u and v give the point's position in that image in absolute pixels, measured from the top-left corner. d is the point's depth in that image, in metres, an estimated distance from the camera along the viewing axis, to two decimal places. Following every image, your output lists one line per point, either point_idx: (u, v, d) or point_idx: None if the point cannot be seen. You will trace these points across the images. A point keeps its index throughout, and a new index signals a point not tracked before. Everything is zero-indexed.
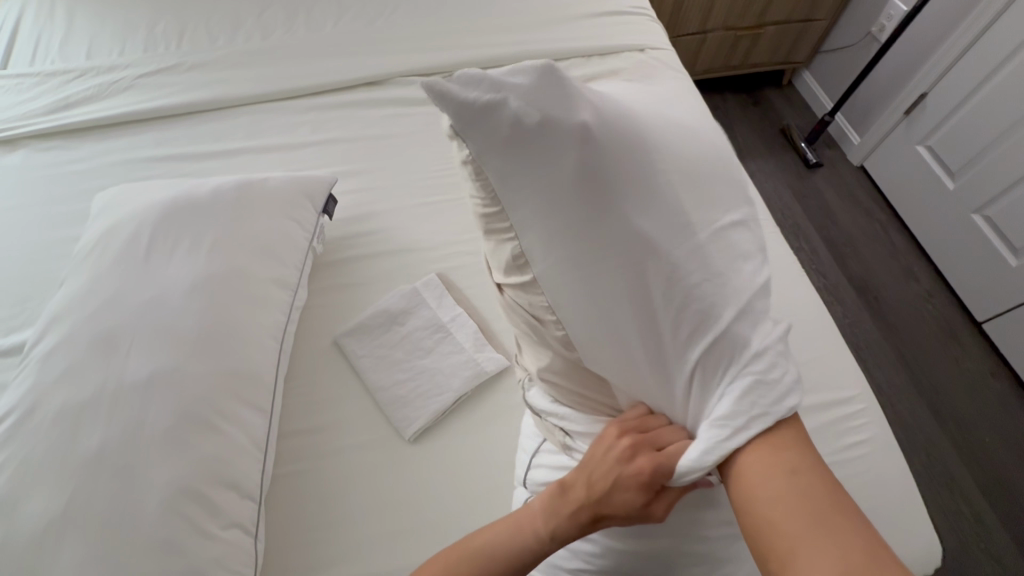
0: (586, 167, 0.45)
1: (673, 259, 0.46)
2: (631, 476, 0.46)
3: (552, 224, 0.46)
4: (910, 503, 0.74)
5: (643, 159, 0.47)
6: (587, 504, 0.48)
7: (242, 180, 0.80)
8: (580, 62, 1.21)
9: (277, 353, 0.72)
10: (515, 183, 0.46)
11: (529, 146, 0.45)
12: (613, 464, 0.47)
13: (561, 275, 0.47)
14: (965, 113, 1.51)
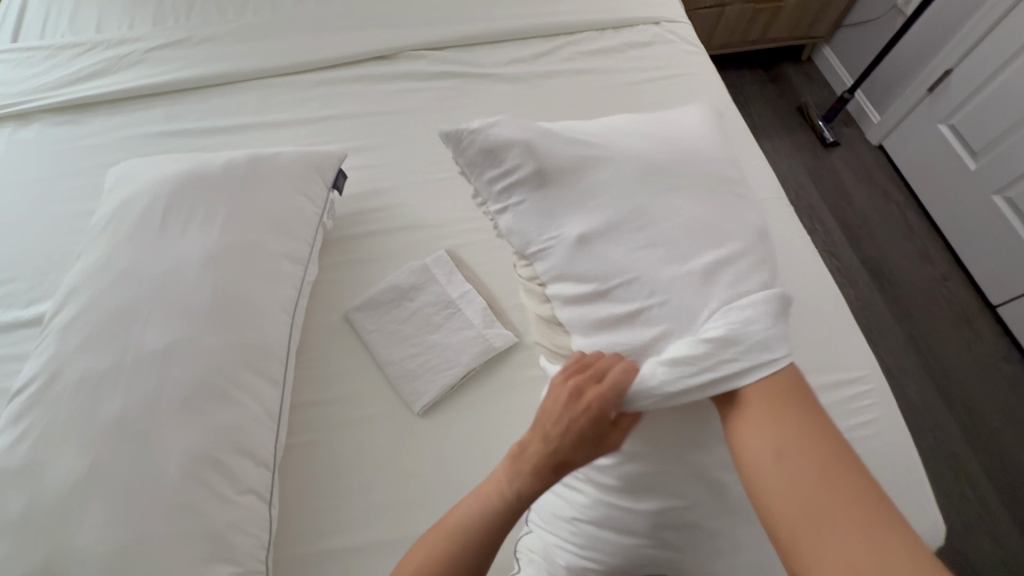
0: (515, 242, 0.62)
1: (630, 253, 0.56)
2: (579, 413, 0.49)
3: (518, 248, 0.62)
4: (915, 484, 0.75)
5: (606, 197, 0.59)
6: (547, 455, 0.49)
7: (253, 154, 0.80)
8: (593, 36, 1.18)
9: (289, 326, 0.73)
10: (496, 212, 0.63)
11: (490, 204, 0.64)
12: (563, 409, 0.49)
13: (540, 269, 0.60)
14: (992, 91, 1.46)
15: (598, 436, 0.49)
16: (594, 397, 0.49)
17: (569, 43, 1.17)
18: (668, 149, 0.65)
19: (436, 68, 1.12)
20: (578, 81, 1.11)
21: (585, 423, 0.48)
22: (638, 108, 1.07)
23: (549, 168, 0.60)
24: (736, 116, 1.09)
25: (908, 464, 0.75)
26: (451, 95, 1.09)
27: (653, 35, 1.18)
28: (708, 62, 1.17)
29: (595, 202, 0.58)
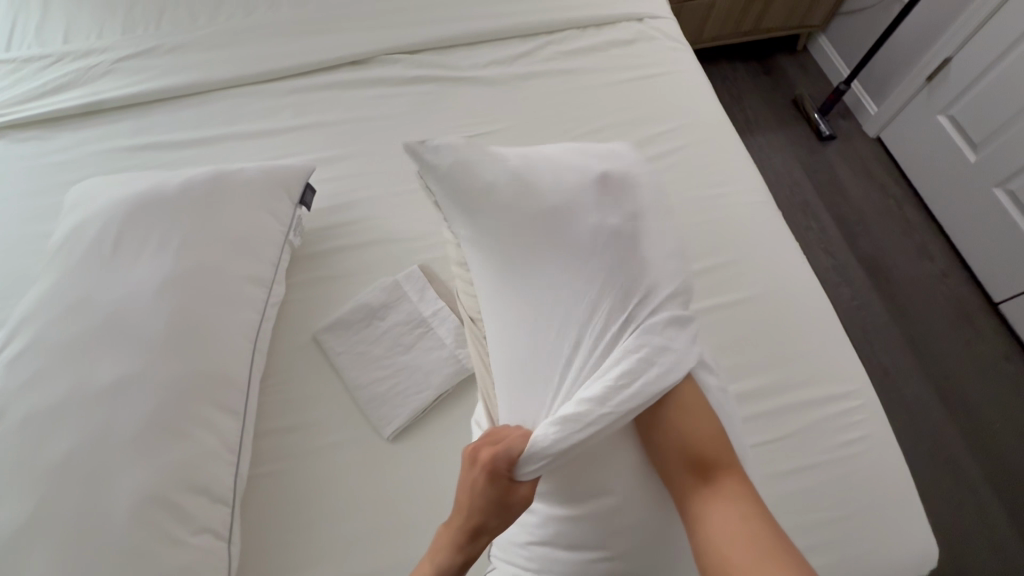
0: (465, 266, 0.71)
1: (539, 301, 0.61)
2: (478, 477, 0.53)
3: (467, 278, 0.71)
4: (906, 504, 0.72)
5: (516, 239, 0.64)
6: (464, 521, 0.54)
7: (213, 171, 0.77)
8: (575, 34, 1.14)
9: (251, 353, 0.70)
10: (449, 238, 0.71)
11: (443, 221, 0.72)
12: (468, 476, 0.54)
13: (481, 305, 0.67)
14: (992, 80, 1.41)
15: (499, 500, 0.52)
16: (488, 461, 0.52)
17: (549, 42, 1.13)
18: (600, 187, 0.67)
19: (413, 72, 1.08)
20: (559, 82, 1.07)
21: (485, 486, 0.52)
22: (621, 109, 1.03)
23: (482, 220, 0.66)
24: (723, 116, 1.05)
25: (899, 482, 0.73)
26: (427, 100, 1.05)
27: (637, 32, 1.14)
28: (694, 60, 1.13)
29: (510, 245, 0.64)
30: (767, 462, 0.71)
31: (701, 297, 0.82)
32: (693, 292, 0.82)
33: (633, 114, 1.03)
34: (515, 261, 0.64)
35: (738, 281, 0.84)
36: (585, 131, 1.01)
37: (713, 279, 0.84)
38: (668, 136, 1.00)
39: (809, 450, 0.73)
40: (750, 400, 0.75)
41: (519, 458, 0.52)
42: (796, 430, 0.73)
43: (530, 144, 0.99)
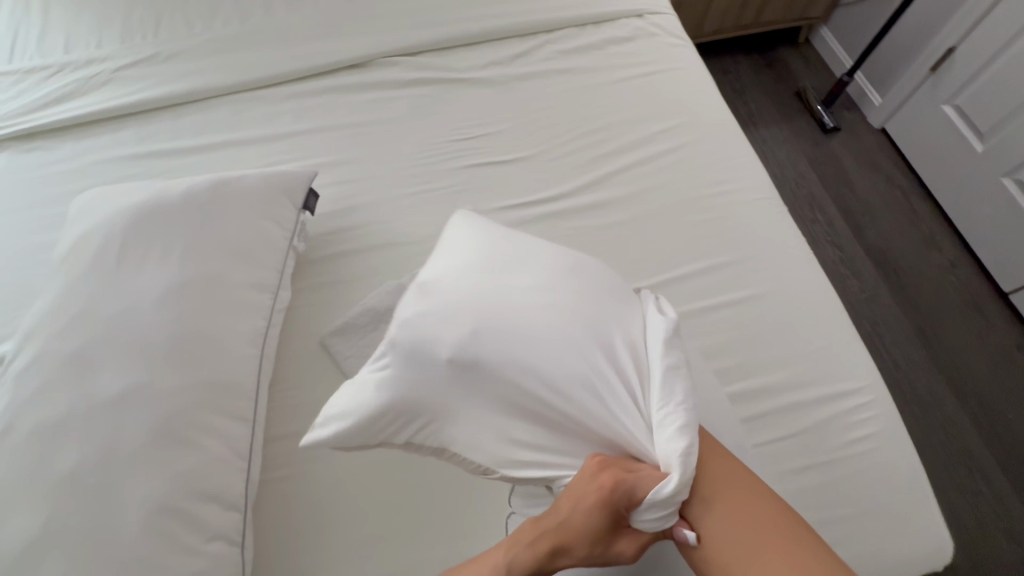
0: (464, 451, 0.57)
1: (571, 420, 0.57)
2: (595, 494, 0.51)
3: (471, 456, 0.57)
4: (920, 500, 0.71)
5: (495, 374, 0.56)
6: (554, 533, 0.52)
7: (216, 179, 0.77)
8: (574, 33, 1.13)
9: (258, 359, 0.70)
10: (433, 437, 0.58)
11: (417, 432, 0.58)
12: (583, 494, 0.51)
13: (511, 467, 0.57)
14: (998, 68, 1.40)
15: (608, 531, 0.51)
16: (612, 484, 0.51)
17: (549, 41, 1.12)
18: (500, 266, 0.63)
19: (412, 74, 1.08)
20: (559, 81, 1.07)
21: (602, 513, 0.50)
22: (622, 107, 1.03)
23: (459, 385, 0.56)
24: (724, 111, 1.04)
25: (911, 478, 0.72)
26: (427, 102, 1.05)
27: (636, 29, 1.14)
28: (694, 56, 1.12)
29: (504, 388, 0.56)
30: (776, 460, 0.71)
31: (707, 295, 0.82)
32: (698, 290, 0.82)
33: (635, 111, 1.02)
34: (508, 401, 0.56)
35: (744, 277, 0.83)
36: (587, 129, 1.00)
37: (719, 277, 0.83)
38: (671, 132, 0.99)
39: (819, 447, 0.72)
40: (759, 398, 0.74)
41: (646, 499, 0.50)
42: (805, 427, 0.73)
43: (531, 144, 0.99)
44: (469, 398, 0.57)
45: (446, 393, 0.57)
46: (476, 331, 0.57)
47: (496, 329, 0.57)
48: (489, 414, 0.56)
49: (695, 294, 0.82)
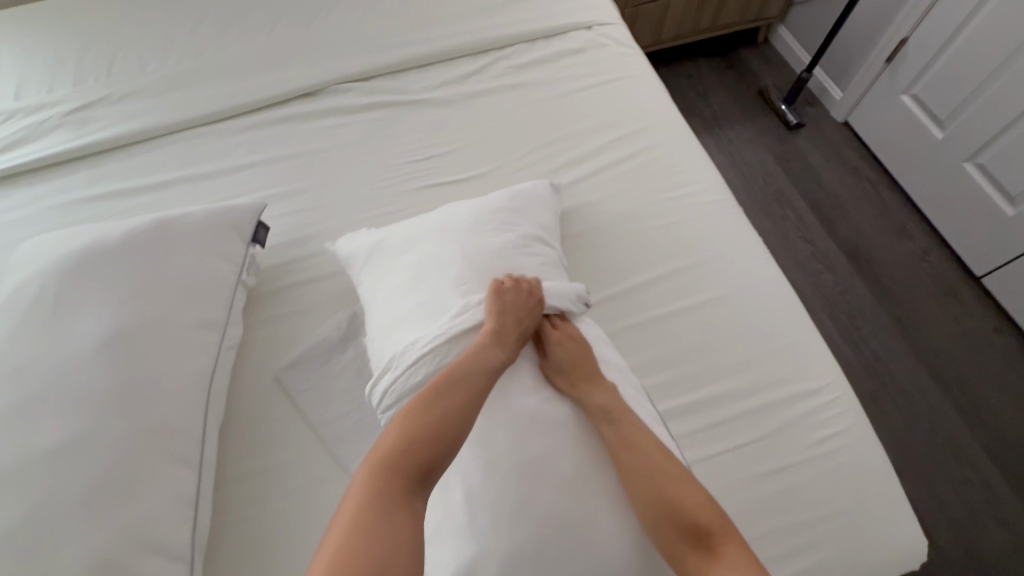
0: (375, 258, 0.78)
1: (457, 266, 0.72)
2: (523, 296, 0.68)
3: (377, 258, 0.78)
4: (893, 498, 0.69)
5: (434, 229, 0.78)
6: (503, 333, 0.64)
7: (158, 219, 0.75)
8: (526, 48, 1.14)
9: (204, 401, 0.68)
10: (364, 249, 0.80)
11: (362, 242, 0.81)
12: (516, 297, 0.67)
13: (393, 275, 0.74)
14: (949, 57, 1.41)
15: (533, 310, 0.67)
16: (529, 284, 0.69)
17: (500, 57, 1.12)
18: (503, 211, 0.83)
19: (365, 99, 1.07)
20: (513, 96, 1.07)
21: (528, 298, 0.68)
22: (576, 118, 1.03)
23: (419, 223, 0.80)
24: (678, 116, 1.04)
25: (883, 476, 0.70)
26: (381, 125, 1.04)
27: (586, 40, 1.14)
28: (645, 63, 1.13)
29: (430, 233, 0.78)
30: (742, 467, 0.69)
31: (667, 302, 0.81)
32: (657, 297, 0.81)
33: (588, 122, 1.02)
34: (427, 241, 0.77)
35: (705, 282, 0.82)
36: (542, 142, 1.00)
37: (678, 282, 0.82)
38: (624, 141, 0.99)
39: (787, 450, 0.70)
40: (724, 403, 0.73)
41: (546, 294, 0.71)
42: (772, 431, 0.71)
43: (486, 161, 0.99)
44: (420, 226, 0.80)
45: (409, 230, 0.79)
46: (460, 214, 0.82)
47: (475, 215, 0.79)
48: (415, 240, 0.77)
49: (655, 301, 0.81)
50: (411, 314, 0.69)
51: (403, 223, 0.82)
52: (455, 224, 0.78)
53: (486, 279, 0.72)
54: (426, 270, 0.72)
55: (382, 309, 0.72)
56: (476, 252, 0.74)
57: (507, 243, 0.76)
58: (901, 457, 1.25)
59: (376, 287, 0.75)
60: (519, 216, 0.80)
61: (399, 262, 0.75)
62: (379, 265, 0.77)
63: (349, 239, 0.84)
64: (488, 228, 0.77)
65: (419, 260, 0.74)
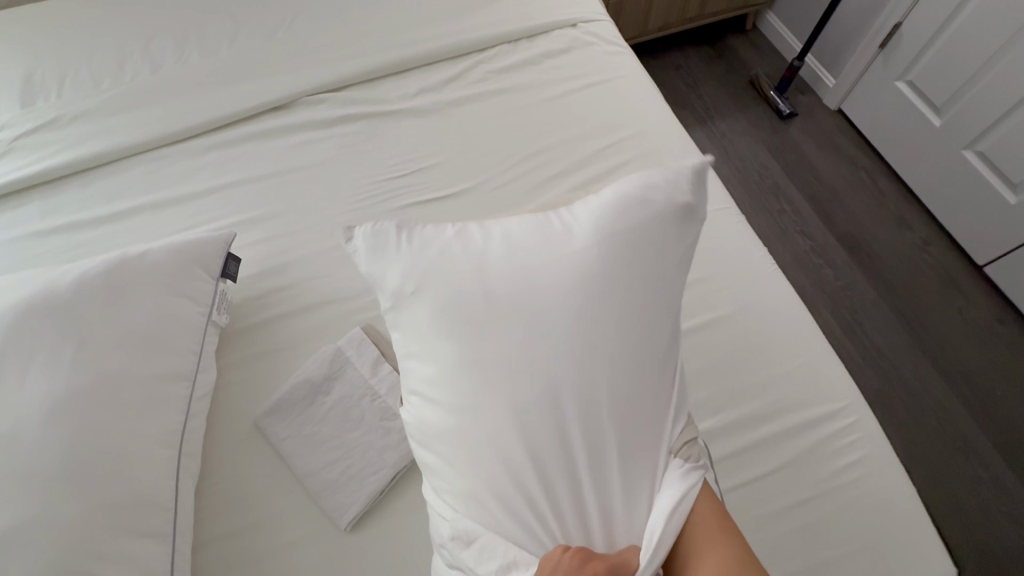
0: (411, 320, 0.56)
1: (516, 401, 0.52)
2: None
3: (414, 326, 0.56)
4: (920, 525, 0.65)
5: (495, 310, 0.53)
6: None
7: (113, 260, 0.68)
8: (507, 50, 1.07)
9: (174, 461, 0.62)
10: (397, 298, 0.56)
11: (390, 284, 0.57)
12: None
13: (435, 367, 0.54)
14: (944, 42, 1.37)
15: None
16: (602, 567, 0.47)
17: (481, 61, 1.06)
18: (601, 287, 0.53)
19: (339, 111, 1.01)
20: (497, 103, 1.01)
21: None
22: (564, 125, 0.97)
23: (476, 286, 0.54)
24: (672, 118, 0.99)
25: (906, 504, 0.66)
26: (357, 140, 0.97)
27: (572, 40, 1.08)
28: (634, 62, 1.07)
29: (486, 316, 0.53)
30: (759, 503, 0.65)
31: None
32: None
33: (577, 129, 0.96)
34: (481, 328, 0.53)
35: (709, 300, 0.77)
36: (529, 153, 0.94)
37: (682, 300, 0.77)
38: (617, 148, 0.94)
39: (806, 481, 0.66)
40: (736, 433, 0.69)
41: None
42: (787, 462, 0.67)
43: (472, 176, 0.93)
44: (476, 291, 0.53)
45: (459, 296, 0.54)
46: (539, 273, 0.54)
47: (561, 301, 0.53)
48: (466, 319, 0.53)
49: None
50: (462, 472, 0.53)
51: (453, 271, 0.55)
52: (528, 327, 0.52)
53: (553, 428, 0.52)
54: (486, 417, 0.52)
55: (426, 428, 0.56)
56: (555, 382, 0.52)
57: (591, 371, 0.52)
58: (913, 458, 1.22)
59: (417, 389, 0.56)
60: (629, 298, 0.53)
61: (447, 368, 0.53)
62: (417, 340, 0.56)
63: (371, 252, 0.58)
64: (576, 331, 0.52)
65: (469, 365, 0.52)
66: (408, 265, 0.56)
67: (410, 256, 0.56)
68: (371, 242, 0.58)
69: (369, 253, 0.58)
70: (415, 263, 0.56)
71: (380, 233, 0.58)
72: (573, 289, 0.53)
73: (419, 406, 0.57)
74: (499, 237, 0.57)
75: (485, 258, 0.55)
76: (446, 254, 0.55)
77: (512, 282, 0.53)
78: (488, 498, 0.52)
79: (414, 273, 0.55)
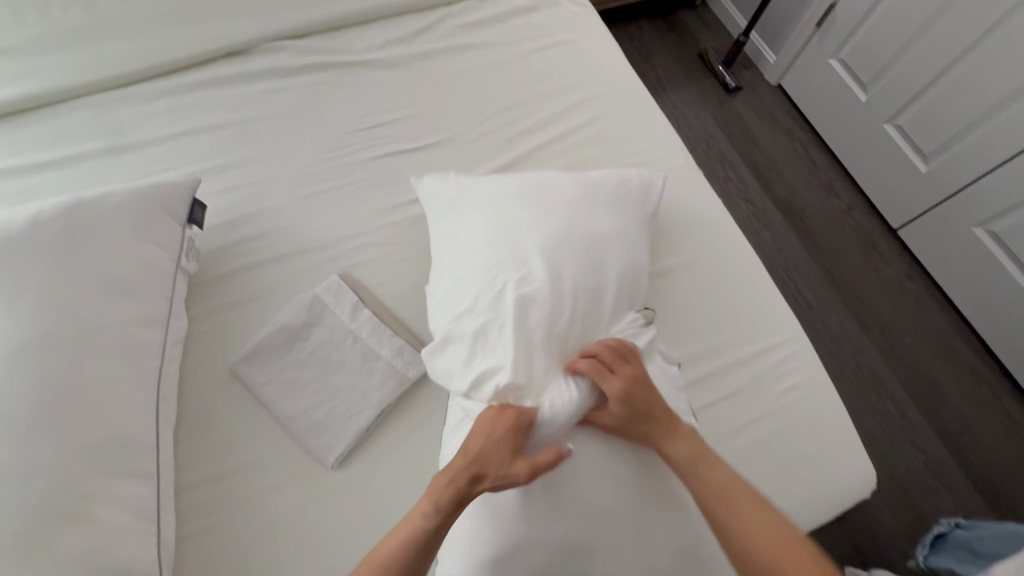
0: (446, 222, 0.76)
1: (523, 253, 0.67)
2: (499, 427, 0.52)
3: (448, 228, 0.75)
4: (848, 439, 0.75)
5: (513, 206, 0.72)
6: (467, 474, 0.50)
7: (70, 201, 0.65)
8: (474, 6, 1.07)
9: (153, 405, 0.62)
10: (440, 212, 0.78)
11: (435, 204, 0.79)
12: (487, 432, 0.52)
13: (461, 245, 0.71)
14: (873, 22, 1.49)
15: (511, 450, 0.51)
16: (515, 412, 0.53)
17: (448, 15, 1.05)
18: (585, 197, 0.74)
19: (301, 60, 0.97)
20: (465, 59, 1.01)
21: (506, 431, 0.52)
22: (532, 82, 0.99)
23: (499, 194, 0.75)
24: (635, 79, 1.03)
25: (838, 423, 0.76)
26: (322, 90, 0.95)
27: None
28: (598, 23, 1.10)
29: (505, 207, 0.72)
30: (715, 424, 0.73)
31: None
32: None
33: (546, 87, 0.99)
34: (500, 216, 0.71)
35: (670, 248, 0.83)
36: (500, 109, 0.96)
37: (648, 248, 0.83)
38: (583, 106, 0.97)
39: (754, 405, 0.75)
40: (695, 365, 0.76)
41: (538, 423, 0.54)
42: (739, 389, 0.75)
43: (443, 129, 0.93)
44: (498, 196, 0.74)
45: (486, 200, 0.74)
46: (546, 188, 0.75)
47: (580, 206, 0.73)
48: (491, 211, 0.73)
49: None
50: (473, 316, 0.64)
51: (482, 188, 0.76)
52: (536, 213, 0.71)
53: (551, 272, 0.65)
54: (498, 268, 0.66)
55: (468, 310, 0.65)
56: (580, 251, 0.68)
57: (580, 238, 0.69)
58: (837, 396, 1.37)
59: (445, 270, 0.71)
60: (606, 207, 0.75)
61: (473, 243, 0.70)
62: (451, 235, 0.74)
63: (423, 189, 0.81)
64: (571, 216, 0.71)
65: (488, 241, 0.69)
66: (450, 188, 0.79)
67: (451, 185, 0.79)
68: (424, 183, 0.82)
69: (421, 189, 0.82)
70: (454, 187, 0.78)
71: (431, 179, 0.82)
72: (568, 197, 0.74)
73: (442, 285, 0.70)
74: (515, 177, 0.79)
75: (506, 183, 0.76)
76: (478, 182, 0.78)
77: (527, 193, 0.74)
78: (492, 332, 0.62)
79: (453, 194, 0.78)
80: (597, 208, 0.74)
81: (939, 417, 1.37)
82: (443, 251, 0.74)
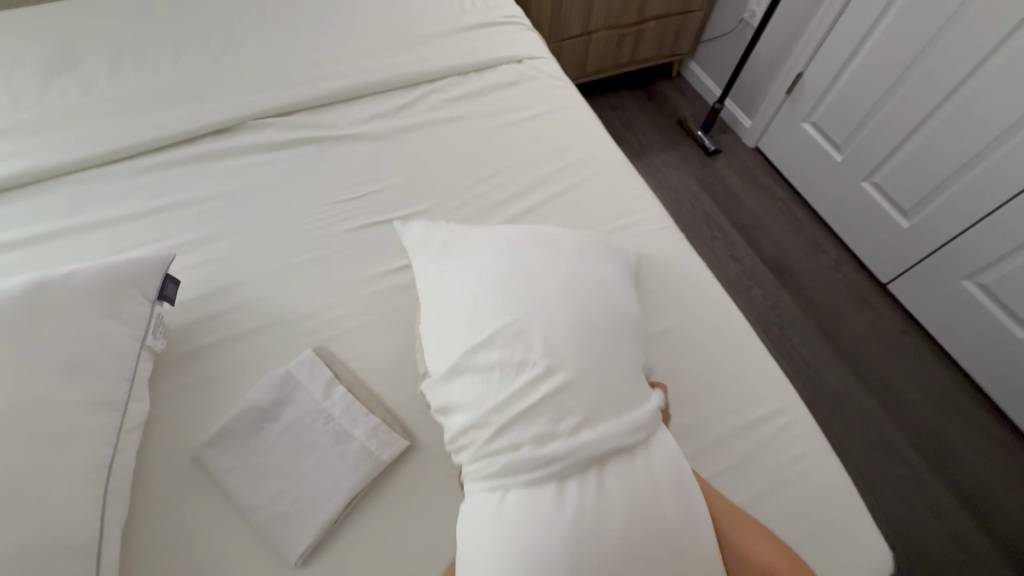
0: (442, 265, 0.74)
1: (538, 290, 0.65)
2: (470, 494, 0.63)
3: (446, 270, 0.73)
4: (858, 516, 0.70)
5: (514, 246, 0.72)
6: None
7: (31, 281, 0.63)
8: (457, 82, 1.12)
9: (100, 499, 0.57)
10: (433, 254, 0.76)
11: (426, 247, 0.78)
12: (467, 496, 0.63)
13: (465, 285, 0.69)
14: (840, 88, 1.56)
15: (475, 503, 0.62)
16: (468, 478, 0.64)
17: (433, 90, 1.10)
18: (583, 241, 0.76)
19: (287, 135, 0.99)
20: (449, 130, 1.04)
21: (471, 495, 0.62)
22: (514, 152, 1.01)
23: (497, 236, 0.74)
24: (615, 147, 1.06)
25: (850, 495, 0.71)
26: (305, 164, 0.96)
27: (518, 74, 1.15)
28: (576, 95, 1.14)
29: (508, 247, 0.72)
30: None
31: None
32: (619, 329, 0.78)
33: (528, 155, 1.01)
34: (502, 256, 0.70)
35: (657, 312, 0.81)
36: (482, 178, 0.97)
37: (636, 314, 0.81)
38: (564, 173, 0.99)
39: (755, 479, 0.70)
40: (690, 436, 0.72)
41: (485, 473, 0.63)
42: (739, 460, 0.71)
43: (425, 199, 0.94)
44: (497, 237, 0.74)
45: (486, 241, 0.73)
46: (542, 231, 0.76)
47: (582, 249, 0.74)
48: (494, 251, 0.71)
49: None
50: (499, 353, 0.61)
51: (480, 231, 0.76)
52: (540, 252, 0.71)
53: (573, 307, 0.64)
54: (516, 304, 0.64)
55: (489, 348, 0.61)
56: (581, 277, 0.69)
57: (588, 277, 0.70)
58: (843, 459, 1.32)
59: (450, 310, 0.68)
60: (602, 252, 0.77)
61: (480, 282, 0.68)
62: (450, 277, 0.71)
63: (411, 233, 0.81)
64: (576, 257, 0.72)
65: (496, 279, 0.67)
66: (443, 233, 0.78)
67: (442, 230, 0.79)
68: (413, 227, 0.81)
69: (405, 234, 0.82)
70: (447, 233, 0.78)
71: (419, 225, 0.82)
72: (567, 240, 0.75)
73: (449, 326, 0.66)
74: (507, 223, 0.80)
75: (500, 228, 0.76)
76: (472, 227, 0.78)
77: (524, 234, 0.74)
78: (524, 368, 0.60)
79: (449, 238, 0.77)
80: (594, 252, 0.75)
81: (953, 479, 1.30)
82: (436, 291, 0.71)
